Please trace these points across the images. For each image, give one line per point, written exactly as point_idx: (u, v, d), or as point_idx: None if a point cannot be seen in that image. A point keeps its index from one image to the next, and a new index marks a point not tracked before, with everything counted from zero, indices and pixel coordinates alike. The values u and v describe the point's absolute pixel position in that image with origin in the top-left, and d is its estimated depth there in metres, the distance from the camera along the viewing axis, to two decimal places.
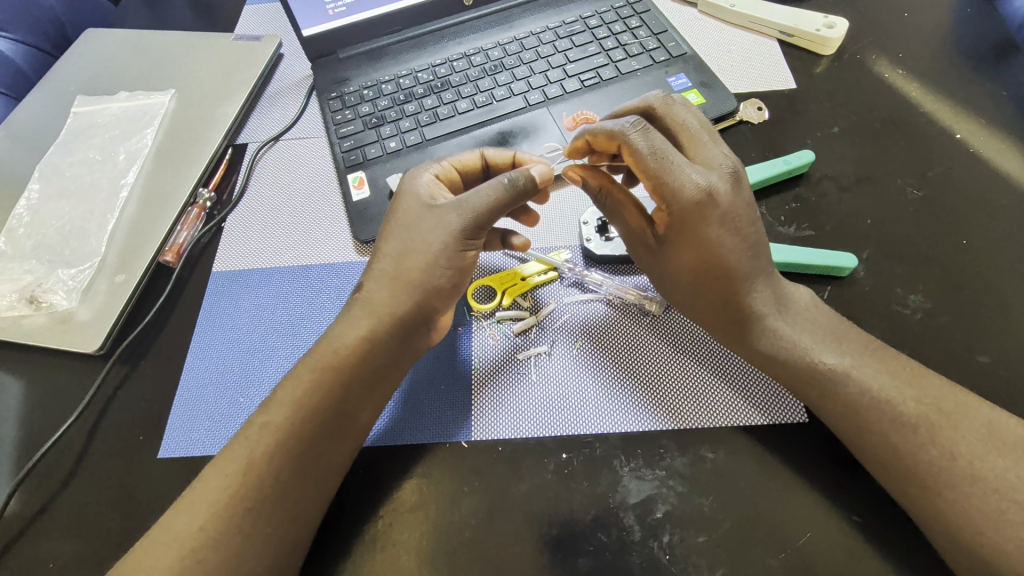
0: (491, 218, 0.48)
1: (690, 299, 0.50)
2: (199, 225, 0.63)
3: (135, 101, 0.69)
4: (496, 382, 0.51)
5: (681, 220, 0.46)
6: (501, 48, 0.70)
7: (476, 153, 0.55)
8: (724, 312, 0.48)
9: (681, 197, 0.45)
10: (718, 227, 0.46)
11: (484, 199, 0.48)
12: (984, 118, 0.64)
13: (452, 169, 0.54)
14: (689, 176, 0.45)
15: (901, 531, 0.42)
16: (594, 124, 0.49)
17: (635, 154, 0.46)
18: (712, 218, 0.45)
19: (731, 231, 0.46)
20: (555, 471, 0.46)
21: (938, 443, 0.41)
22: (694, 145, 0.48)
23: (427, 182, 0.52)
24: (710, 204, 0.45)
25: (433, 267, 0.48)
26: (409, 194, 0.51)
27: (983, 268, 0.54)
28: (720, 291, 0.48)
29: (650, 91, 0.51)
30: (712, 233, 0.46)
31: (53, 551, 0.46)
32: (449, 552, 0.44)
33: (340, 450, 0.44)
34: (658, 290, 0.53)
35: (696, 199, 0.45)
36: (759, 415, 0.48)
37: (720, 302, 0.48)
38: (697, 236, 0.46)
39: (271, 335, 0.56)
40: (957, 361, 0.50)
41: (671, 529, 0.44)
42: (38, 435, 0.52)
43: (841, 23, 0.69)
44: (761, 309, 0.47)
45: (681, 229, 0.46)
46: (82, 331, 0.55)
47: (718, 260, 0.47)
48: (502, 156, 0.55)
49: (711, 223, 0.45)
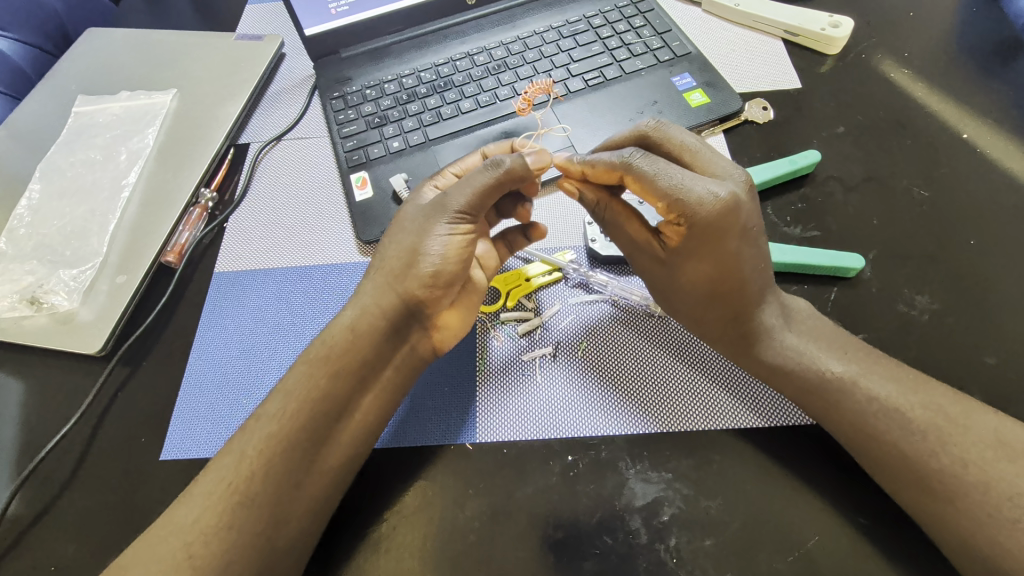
0: (475, 202, 0.48)
1: (697, 314, 0.49)
2: (201, 225, 0.63)
3: (136, 100, 0.69)
4: (500, 382, 0.51)
5: (700, 236, 0.45)
6: (504, 48, 0.70)
7: (478, 155, 0.56)
8: (734, 326, 0.48)
9: (703, 211, 0.44)
10: (737, 241, 0.45)
11: (466, 187, 0.48)
12: (990, 117, 0.63)
13: (454, 175, 0.54)
14: (707, 192, 0.44)
15: (909, 534, 0.42)
16: (592, 157, 0.49)
17: (641, 180, 0.45)
18: (732, 233, 0.45)
19: (746, 243, 0.46)
20: (561, 473, 0.46)
21: (948, 447, 0.41)
22: (700, 160, 0.48)
23: (428, 190, 0.53)
24: (731, 217, 0.44)
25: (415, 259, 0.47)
26: (411, 206, 0.51)
27: (990, 268, 0.54)
28: (733, 305, 0.47)
29: (640, 121, 0.51)
30: (730, 246, 0.45)
31: (54, 554, 0.46)
32: (454, 555, 0.43)
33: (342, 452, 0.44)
34: (661, 304, 0.53)
35: (717, 211, 0.44)
36: (765, 418, 0.47)
37: (733, 317, 0.48)
38: (714, 252, 0.45)
39: (274, 335, 0.55)
40: (964, 362, 0.49)
41: (678, 532, 0.43)
42: (39, 437, 0.51)
43: (846, 23, 0.69)
44: (769, 321, 0.48)
45: (698, 245, 0.45)
46: (84, 332, 0.54)
47: (734, 272, 0.46)
48: (499, 147, 0.56)
49: (731, 236, 0.45)
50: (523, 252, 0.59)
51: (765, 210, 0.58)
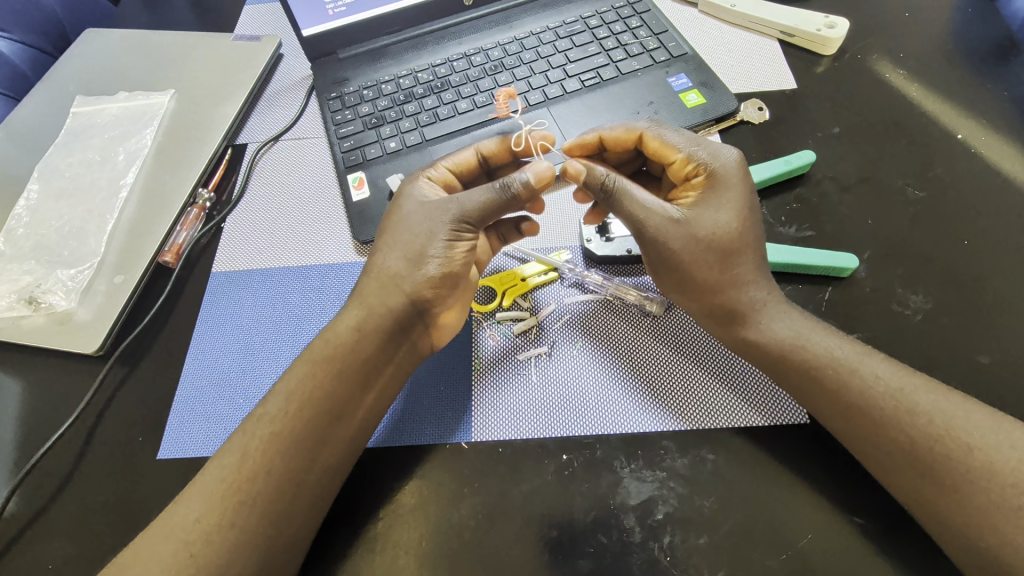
0: (479, 215, 0.49)
1: (710, 277, 0.48)
2: (199, 225, 0.63)
3: (135, 101, 0.69)
4: (496, 383, 0.51)
5: (712, 184, 0.50)
6: (501, 48, 0.70)
7: (471, 151, 0.56)
8: (744, 292, 0.48)
9: (717, 159, 0.51)
10: (745, 198, 0.50)
11: (473, 199, 0.49)
12: (984, 117, 0.63)
13: (448, 170, 0.55)
14: (720, 149, 0.52)
15: (901, 532, 0.42)
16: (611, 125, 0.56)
17: (660, 137, 0.53)
18: (742, 187, 0.50)
19: (751, 206, 0.50)
20: (556, 472, 0.46)
21: (942, 445, 0.41)
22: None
23: (421, 185, 0.53)
24: (739, 172, 0.51)
25: (421, 259, 0.48)
26: (408, 199, 0.52)
27: (984, 268, 0.54)
28: (744, 262, 0.49)
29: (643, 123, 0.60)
30: (739, 199, 0.50)
31: (52, 552, 0.46)
32: (449, 553, 0.44)
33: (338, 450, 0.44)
34: (661, 288, 0.53)
35: (728, 163, 0.51)
36: (757, 417, 0.47)
37: (741, 277, 0.49)
38: (728, 200, 0.49)
39: (271, 335, 0.56)
40: (958, 362, 0.49)
41: (673, 530, 0.44)
42: (38, 436, 0.52)
43: (841, 23, 0.69)
44: (760, 297, 0.48)
45: (710, 193, 0.50)
46: (82, 332, 0.54)
47: (741, 227, 0.49)
48: (495, 145, 0.56)
49: (738, 191, 0.50)
50: (519, 251, 0.59)
51: (760, 210, 0.59)
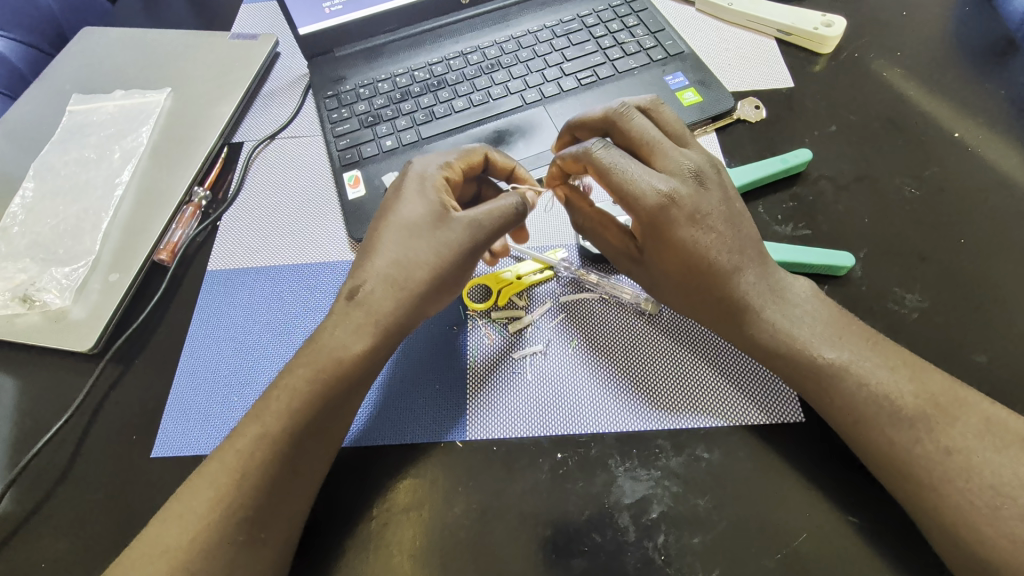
0: (492, 239, 0.50)
1: (679, 303, 0.50)
2: (194, 224, 0.63)
3: (131, 99, 0.69)
4: (489, 382, 0.51)
5: (653, 231, 0.47)
6: (498, 47, 0.70)
7: (482, 152, 0.54)
8: (720, 309, 0.48)
9: (644, 205, 0.46)
10: (689, 228, 0.47)
11: (492, 223, 0.49)
12: (981, 116, 0.63)
13: (458, 167, 0.53)
14: (650, 186, 0.46)
15: (897, 533, 0.42)
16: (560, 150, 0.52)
17: (599, 168, 0.48)
18: (680, 222, 0.46)
19: (704, 232, 0.47)
20: (550, 471, 0.46)
21: (936, 436, 0.41)
22: (655, 152, 0.49)
23: (434, 184, 0.50)
24: (676, 209, 0.46)
25: (423, 268, 0.47)
26: (416, 197, 0.49)
27: (981, 267, 0.54)
28: (706, 294, 0.48)
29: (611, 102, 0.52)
30: (684, 238, 0.47)
31: (44, 551, 0.46)
32: (443, 553, 0.43)
33: (318, 440, 0.44)
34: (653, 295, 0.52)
35: (660, 205, 0.46)
36: (759, 417, 0.47)
37: (708, 304, 0.48)
38: (670, 240, 0.47)
39: (265, 333, 0.56)
40: (955, 361, 0.49)
41: (666, 529, 0.43)
42: (31, 434, 0.52)
43: (839, 22, 0.69)
44: (756, 298, 0.47)
45: (657, 240, 0.48)
46: (76, 331, 0.54)
47: (698, 263, 0.47)
48: (504, 162, 0.55)
49: (680, 226, 0.47)
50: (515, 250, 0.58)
51: (756, 210, 0.59)
